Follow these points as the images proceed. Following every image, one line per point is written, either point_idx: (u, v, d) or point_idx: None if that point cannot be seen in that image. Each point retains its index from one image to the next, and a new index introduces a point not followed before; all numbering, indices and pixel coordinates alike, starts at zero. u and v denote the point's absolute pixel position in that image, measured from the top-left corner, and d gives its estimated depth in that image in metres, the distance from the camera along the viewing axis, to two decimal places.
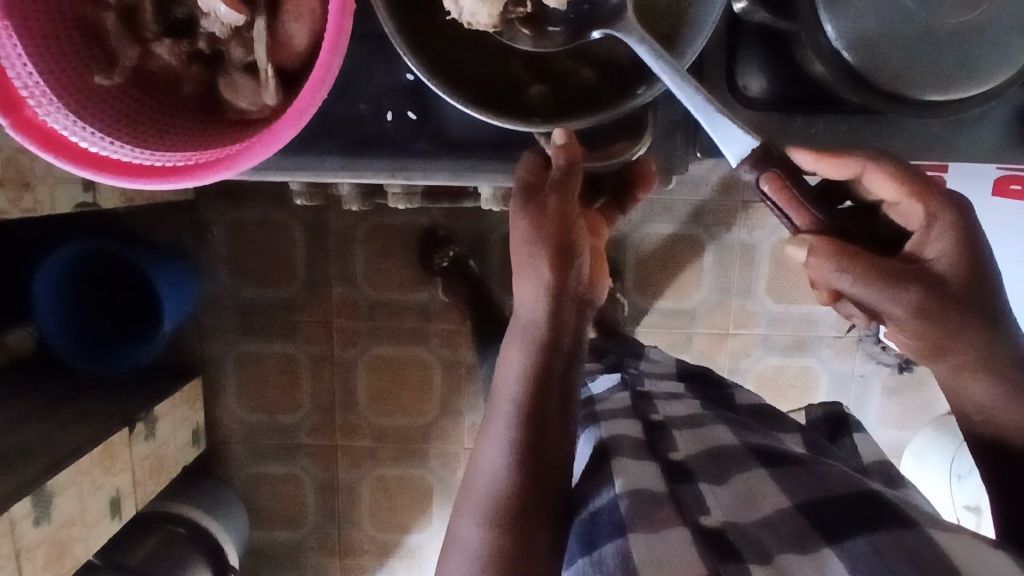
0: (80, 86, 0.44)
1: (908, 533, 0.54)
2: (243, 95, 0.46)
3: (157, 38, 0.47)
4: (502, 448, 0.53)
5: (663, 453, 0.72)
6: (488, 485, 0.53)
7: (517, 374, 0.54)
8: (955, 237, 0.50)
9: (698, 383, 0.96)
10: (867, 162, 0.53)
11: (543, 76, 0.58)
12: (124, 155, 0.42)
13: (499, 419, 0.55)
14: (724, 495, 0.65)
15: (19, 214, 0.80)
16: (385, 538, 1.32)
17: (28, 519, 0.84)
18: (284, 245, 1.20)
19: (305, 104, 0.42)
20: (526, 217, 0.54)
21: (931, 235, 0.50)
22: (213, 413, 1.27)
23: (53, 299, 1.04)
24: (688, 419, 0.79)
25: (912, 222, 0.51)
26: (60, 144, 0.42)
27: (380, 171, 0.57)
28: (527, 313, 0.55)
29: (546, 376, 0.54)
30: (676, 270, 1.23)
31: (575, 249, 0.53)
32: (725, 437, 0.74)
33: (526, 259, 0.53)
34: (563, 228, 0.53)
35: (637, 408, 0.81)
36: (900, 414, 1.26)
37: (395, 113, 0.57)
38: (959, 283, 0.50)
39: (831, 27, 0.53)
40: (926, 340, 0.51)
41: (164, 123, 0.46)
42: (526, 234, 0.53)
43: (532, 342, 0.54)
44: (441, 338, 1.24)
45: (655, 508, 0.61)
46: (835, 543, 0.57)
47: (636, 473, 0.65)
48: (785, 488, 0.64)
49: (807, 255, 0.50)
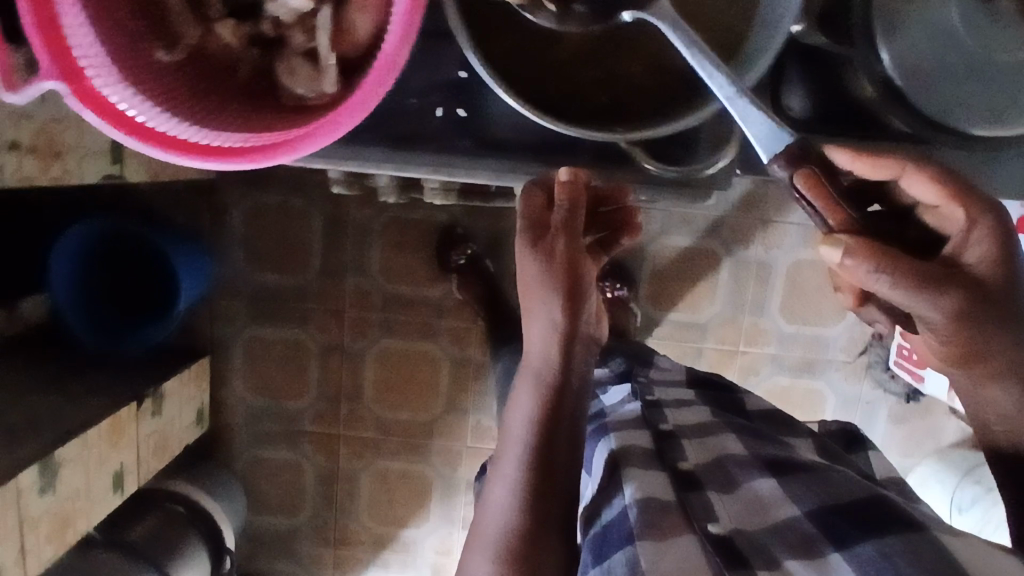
0: (137, 61, 0.43)
1: (915, 536, 0.53)
2: (300, 81, 0.46)
3: (220, 18, 0.47)
4: (511, 490, 0.56)
5: (671, 463, 0.70)
6: (498, 527, 0.55)
7: (526, 410, 0.57)
8: (991, 242, 0.48)
9: (706, 390, 0.93)
10: (907, 163, 0.51)
11: (601, 72, 0.57)
12: (181, 133, 0.42)
13: (509, 455, 0.57)
14: (731, 505, 0.64)
15: (46, 182, 0.79)
16: (382, 531, 1.32)
17: (33, 489, 0.84)
18: (302, 231, 1.20)
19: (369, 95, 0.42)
20: (536, 254, 0.55)
21: (972, 234, 0.48)
22: (219, 395, 1.27)
23: (67, 279, 1.04)
24: (696, 428, 0.77)
25: (948, 224, 0.49)
26: (115, 115, 0.40)
27: (422, 166, 0.57)
28: (535, 352, 0.58)
29: (554, 415, 0.57)
30: (690, 283, 1.23)
31: (583, 297, 0.56)
32: (732, 447, 0.73)
33: (535, 296, 0.55)
34: (572, 268, 0.55)
35: (647, 418, 0.79)
36: (904, 442, 1.27)
37: (444, 109, 0.57)
38: (993, 287, 0.48)
39: (885, 54, 0.53)
40: (959, 346, 0.49)
41: (218, 104, 0.45)
42: (537, 272, 0.54)
43: (540, 385, 0.57)
44: (452, 335, 1.24)
45: (663, 516, 0.60)
46: (841, 547, 0.55)
47: (648, 481, 0.65)
48: (795, 497, 0.62)
49: (842, 258, 0.45)
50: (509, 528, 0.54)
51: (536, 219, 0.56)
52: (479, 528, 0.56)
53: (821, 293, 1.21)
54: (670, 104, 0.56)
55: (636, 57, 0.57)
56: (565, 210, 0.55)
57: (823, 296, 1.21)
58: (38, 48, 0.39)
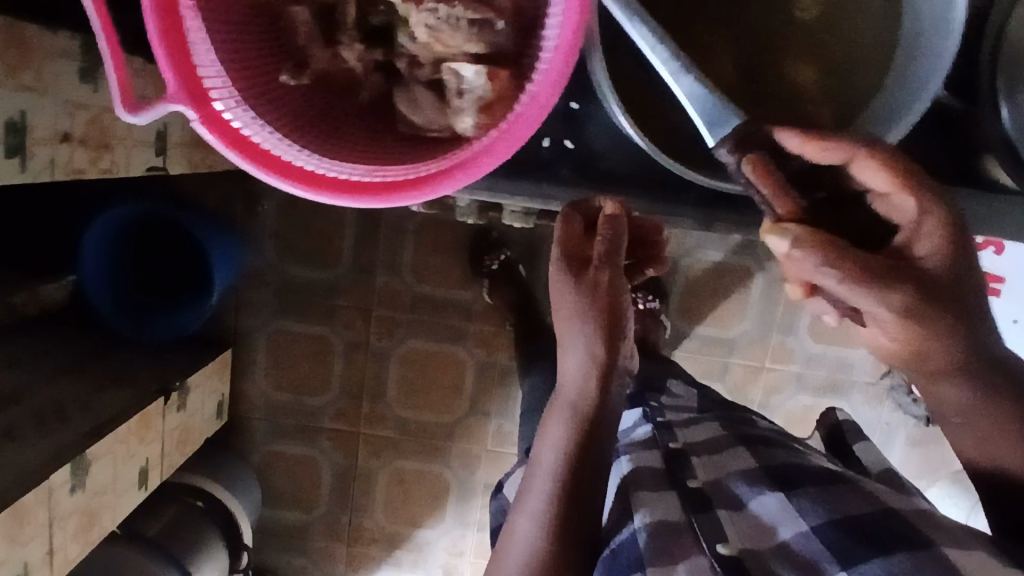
0: (255, 79, 0.42)
1: (924, 553, 0.53)
2: (423, 112, 0.43)
3: (348, 42, 0.46)
4: (536, 523, 0.58)
5: (681, 482, 0.70)
6: (523, 553, 0.57)
7: (556, 441, 0.59)
8: (946, 235, 0.44)
9: (722, 411, 0.91)
10: (858, 148, 0.45)
11: (749, 105, 0.55)
12: (303, 161, 0.40)
13: (537, 484, 0.59)
14: (741, 521, 0.64)
15: (95, 175, 0.76)
16: (396, 529, 1.31)
17: (66, 486, 0.82)
18: (334, 227, 1.18)
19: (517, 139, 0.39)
20: (576, 292, 0.56)
21: (922, 215, 0.44)
22: (238, 387, 1.25)
23: (100, 260, 1.03)
24: (708, 445, 0.76)
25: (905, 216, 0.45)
26: (240, 142, 0.39)
27: (525, 192, 0.60)
28: (570, 382, 0.59)
29: (587, 445, 0.59)
30: (721, 298, 1.23)
31: (621, 326, 0.57)
32: (742, 462, 0.72)
33: (572, 329, 0.57)
34: (611, 307, 0.56)
35: (658, 438, 0.78)
36: (919, 465, 1.28)
37: (551, 139, 0.60)
38: (946, 282, 0.44)
39: (1006, 111, 0.55)
40: (909, 341, 0.46)
41: (336, 127, 0.44)
42: (579, 310, 0.56)
43: (575, 417, 0.59)
44: (479, 338, 1.23)
45: (674, 540, 0.62)
46: (847, 566, 0.56)
47: (656, 503, 0.66)
48: (797, 509, 0.62)
49: (790, 248, 0.42)
50: (533, 555, 0.57)
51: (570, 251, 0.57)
52: (505, 553, 0.59)
53: None
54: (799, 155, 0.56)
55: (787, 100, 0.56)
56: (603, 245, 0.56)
57: None
58: (165, 69, 0.38)
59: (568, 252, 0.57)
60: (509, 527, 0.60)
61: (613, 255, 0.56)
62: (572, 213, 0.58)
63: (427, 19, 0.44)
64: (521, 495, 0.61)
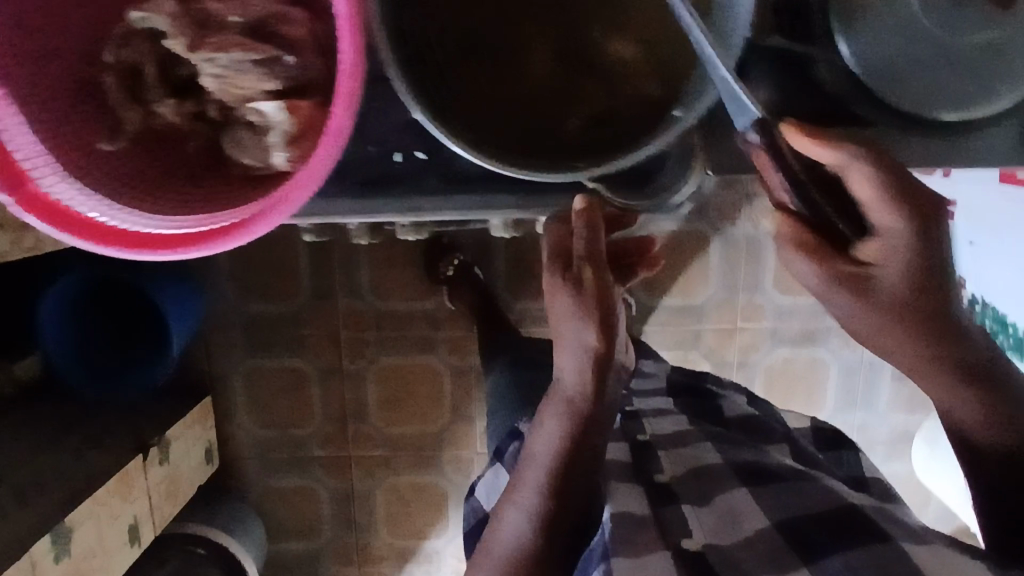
0: (79, 149, 0.42)
1: (877, 545, 0.53)
2: (247, 152, 0.44)
3: (161, 99, 0.46)
4: (528, 518, 0.54)
5: (648, 476, 0.68)
6: (509, 544, 0.54)
7: (552, 439, 0.54)
8: (909, 255, 0.43)
9: (691, 400, 0.89)
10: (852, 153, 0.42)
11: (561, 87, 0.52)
12: (127, 223, 0.40)
13: (529, 477, 0.54)
14: (705, 516, 0.62)
15: (21, 254, 0.77)
16: (402, 544, 1.32)
17: (48, 556, 0.84)
18: (287, 260, 1.19)
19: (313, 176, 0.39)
20: (564, 291, 0.51)
21: (891, 234, 0.43)
22: (224, 430, 1.27)
23: (60, 330, 1.03)
24: (673, 438, 0.75)
25: (880, 224, 0.43)
26: (61, 216, 0.39)
27: (385, 212, 0.53)
28: (566, 380, 0.54)
29: (582, 444, 0.54)
30: (683, 266, 1.21)
31: (614, 325, 0.52)
32: (710, 457, 0.70)
33: (568, 329, 0.52)
34: (602, 303, 0.51)
35: (626, 429, 0.76)
36: (910, 400, 1.27)
37: (402, 153, 0.53)
38: (906, 297, 0.44)
39: (847, 47, 0.50)
40: (873, 340, 0.47)
41: (175, 178, 0.45)
42: (571, 309, 0.51)
43: (573, 416, 0.53)
44: (449, 344, 1.24)
45: (640, 531, 0.58)
46: (811, 561, 0.55)
47: (624, 496, 0.62)
48: (761, 505, 0.62)
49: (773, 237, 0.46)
50: (520, 544, 0.54)
51: (559, 247, 0.52)
52: (490, 544, 0.55)
53: None
54: (628, 132, 0.49)
55: (604, 77, 0.52)
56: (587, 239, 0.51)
57: None
58: None
59: (552, 251, 0.52)
60: (496, 518, 0.56)
61: (595, 254, 0.51)
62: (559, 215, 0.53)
63: (209, 67, 0.45)
64: (508, 487, 0.57)
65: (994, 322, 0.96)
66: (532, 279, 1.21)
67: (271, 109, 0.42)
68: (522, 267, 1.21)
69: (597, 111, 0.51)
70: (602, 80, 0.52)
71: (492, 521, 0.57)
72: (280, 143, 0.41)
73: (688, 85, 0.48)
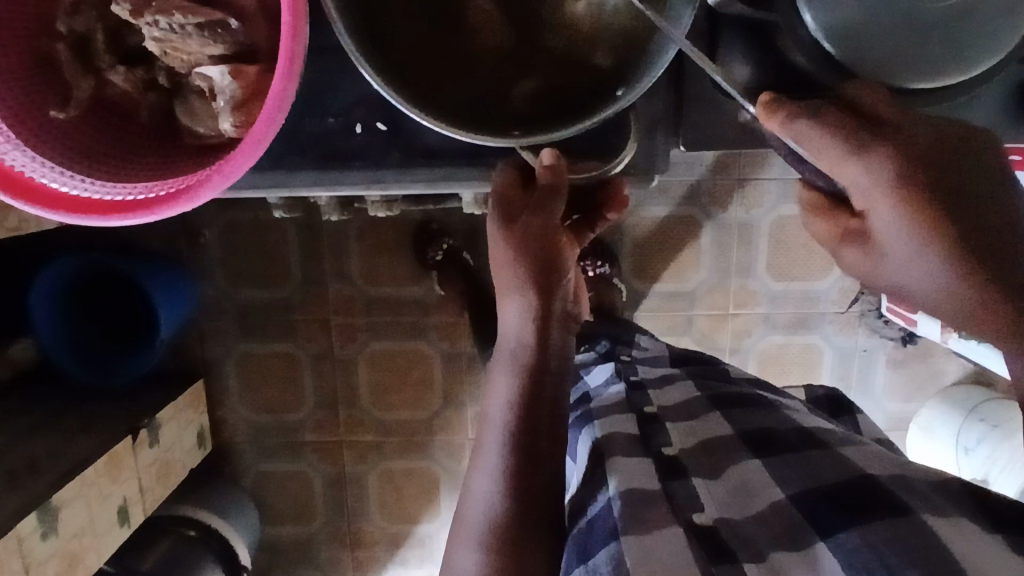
0: (31, 118, 0.42)
1: (903, 523, 0.46)
2: (200, 120, 0.45)
3: (111, 66, 0.46)
4: (494, 478, 0.49)
5: (656, 448, 0.61)
6: (482, 512, 0.48)
7: (507, 393, 0.51)
8: (886, 195, 0.43)
9: (700, 366, 0.81)
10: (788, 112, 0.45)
11: (516, 66, 0.53)
12: (83, 190, 0.41)
13: (489, 440, 0.50)
14: (718, 489, 0.56)
15: (5, 234, 0.77)
16: (396, 528, 1.33)
17: (36, 534, 0.84)
18: (277, 246, 1.19)
19: (259, 137, 0.40)
20: (507, 240, 0.52)
21: (854, 182, 0.44)
22: (217, 415, 1.27)
23: (52, 315, 1.03)
24: (682, 409, 0.68)
25: (848, 180, 0.44)
26: (16, 183, 0.40)
27: (355, 183, 0.54)
28: (512, 332, 0.53)
29: (538, 396, 0.51)
30: (675, 252, 1.20)
31: (556, 271, 0.53)
32: (721, 428, 0.64)
33: (508, 282, 0.52)
34: (544, 251, 0.52)
35: (631, 400, 0.69)
36: (906, 387, 1.25)
37: (365, 125, 0.53)
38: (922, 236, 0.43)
39: (809, 17, 0.49)
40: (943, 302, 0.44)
41: (130, 148, 0.45)
42: (507, 259, 0.52)
43: (517, 368, 0.52)
44: (440, 330, 1.24)
45: (648, 507, 0.52)
46: (827, 535, 0.49)
47: (630, 470, 0.56)
48: (781, 477, 0.55)
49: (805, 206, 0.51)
50: (494, 514, 0.48)
51: (507, 201, 0.52)
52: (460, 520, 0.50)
53: (804, 246, 1.19)
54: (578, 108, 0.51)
55: (558, 56, 0.53)
56: (544, 191, 0.51)
57: (807, 249, 1.19)
58: None
59: (502, 206, 0.52)
60: (466, 490, 0.51)
61: (545, 207, 0.51)
62: (510, 165, 0.53)
63: (152, 31, 0.43)
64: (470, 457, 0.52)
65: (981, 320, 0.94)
66: None
67: (216, 74, 0.42)
68: None
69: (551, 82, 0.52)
70: (556, 59, 0.53)
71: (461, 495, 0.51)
72: (226, 108, 0.42)
73: (636, 64, 0.49)
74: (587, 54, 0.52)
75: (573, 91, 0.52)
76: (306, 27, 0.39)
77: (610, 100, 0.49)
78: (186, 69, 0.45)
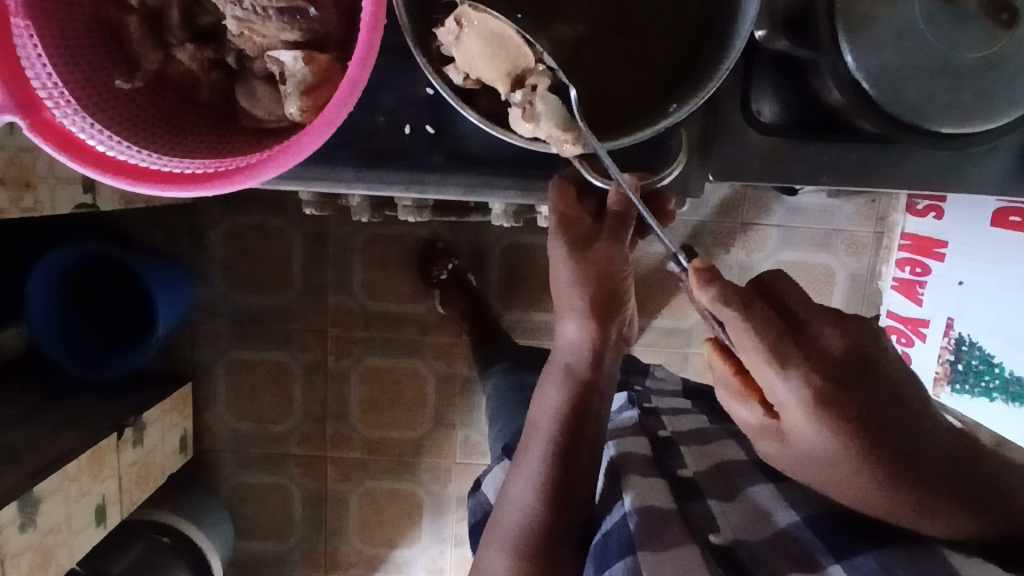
0: (95, 87, 0.43)
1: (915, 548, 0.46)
2: (262, 104, 0.46)
3: (181, 43, 0.47)
4: (532, 485, 0.52)
5: (671, 471, 0.64)
6: (515, 520, 0.52)
7: (552, 406, 0.53)
8: (810, 419, 0.38)
9: (709, 402, 0.83)
10: (728, 316, 0.40)
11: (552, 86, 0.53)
12: (143, 161, 0.41)
13: (532, 449, 0.53)
14: (732, 512, 0.58)
15: (19, 215, 0.76)
16: (374, 551, 1.29)
17: (13, 525, 0.81)
18: (282, 253, 1.19)
19: (330, 119, 0.40)
20: (574, 266, 0.51)
21: (779, 392, 0.39)
22: (201, 421, 1.25)
23: (47, 303, 1.00)
24: (694, 436, 0.70)
25: (769, 389, 0.40)
26: (79, 149, 0.40)
27: (396, 183, 0.55)
28: (566, 348, 0.53)
29: (581, 412, 0.53)
30: (675, 289, 1.22)
31: (619, 301, 0.52)
32: (734, 455, 0.67)
33: (568, 303, 0.52)
34: (611, 281, 0.51)
35: (644, 425, 0.71)
36: None
37: (413, 126, 0.55)
38: (823, 450, 0.39)
39: (852, 57, 0.51)
40: (834, 485, 0.41)
41: (189, 127, 0.46)
42: (570, 284, 0.51)
43: (571, 382, 0.53)
44: (438, 350, 1.23)
45: (664, 526, 0.54)
46: (842, 557, 0.50)
47: (647, 489, 0.58)
48: (789, 500, 0.57)
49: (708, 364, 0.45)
50: (527, 523, 0.52)
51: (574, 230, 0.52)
52: (496, 521, 0.54)
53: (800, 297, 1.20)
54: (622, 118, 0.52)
55: (599, 70, 0.52)
56: (614, 221, 0.52)
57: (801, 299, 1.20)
58: None
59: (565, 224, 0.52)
60: (503, 496, 0.55)
61: (619, 233, 0.52)
62: (564, 178, 0.54)
63: (234, 10, 0.45)
64: (516, 458, 0.55)
65: (981, 362, 0.94)
66: (524, 290, 1.21)
67: (289, 58, 0.43)
68: (518, 278, 1.21)
69: (599, 94, 0.52)
70: (598, 64, 0.52)
71: (499, 498, 0.55)
72: (295, 93, 0.43)
73: (692, 84, 0.50)
74: (645, 67, 0.52)
75: (616, 106, 0.52)
76: (385, 18, 0.40)
77: (659, 113, 0.50)
78: (255, 52, 0.47)
